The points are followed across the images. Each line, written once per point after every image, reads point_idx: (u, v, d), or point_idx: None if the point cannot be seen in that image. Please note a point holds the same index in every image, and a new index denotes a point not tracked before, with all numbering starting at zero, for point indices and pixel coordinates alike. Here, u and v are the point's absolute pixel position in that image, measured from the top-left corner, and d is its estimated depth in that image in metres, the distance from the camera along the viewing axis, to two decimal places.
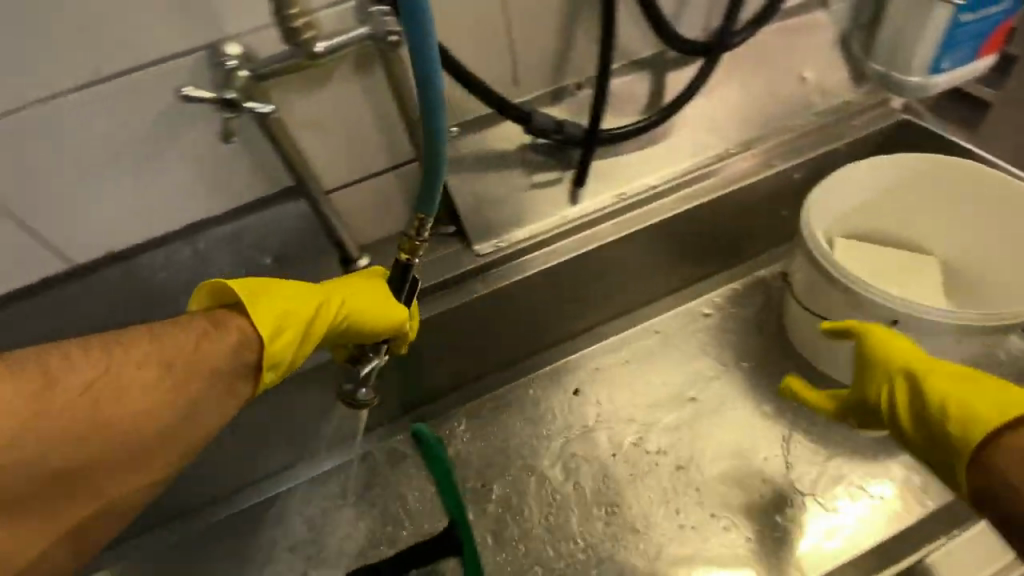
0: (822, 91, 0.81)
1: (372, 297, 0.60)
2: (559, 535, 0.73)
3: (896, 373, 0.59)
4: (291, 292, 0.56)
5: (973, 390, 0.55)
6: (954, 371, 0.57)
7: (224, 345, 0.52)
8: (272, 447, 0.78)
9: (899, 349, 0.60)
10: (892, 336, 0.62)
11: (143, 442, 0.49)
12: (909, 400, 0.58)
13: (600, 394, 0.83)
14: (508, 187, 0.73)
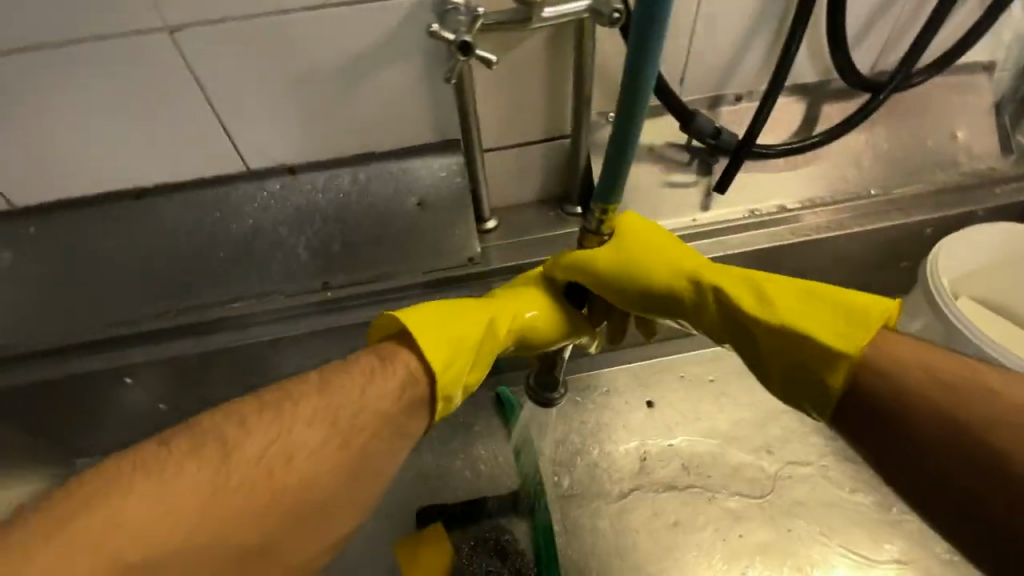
0: (972, 154, 0.79)
1: (549, 314, 0.60)
2: (619, 523, 0.76)
3: (630, 288, 0.57)
4: (458, 316, 0.55)
5: (791, 313, 0.49)
6: (751, 284, 0.53)
7: (389, 388, 0.51)
8: None
9: (628, 256, 0.57)
10: (609, 248, 0.58)
11: (318, 504, 0.47)
12: (659, 308, 0.58)
13: (682, 403, 0.84)
14: (646, 180, 0.77)
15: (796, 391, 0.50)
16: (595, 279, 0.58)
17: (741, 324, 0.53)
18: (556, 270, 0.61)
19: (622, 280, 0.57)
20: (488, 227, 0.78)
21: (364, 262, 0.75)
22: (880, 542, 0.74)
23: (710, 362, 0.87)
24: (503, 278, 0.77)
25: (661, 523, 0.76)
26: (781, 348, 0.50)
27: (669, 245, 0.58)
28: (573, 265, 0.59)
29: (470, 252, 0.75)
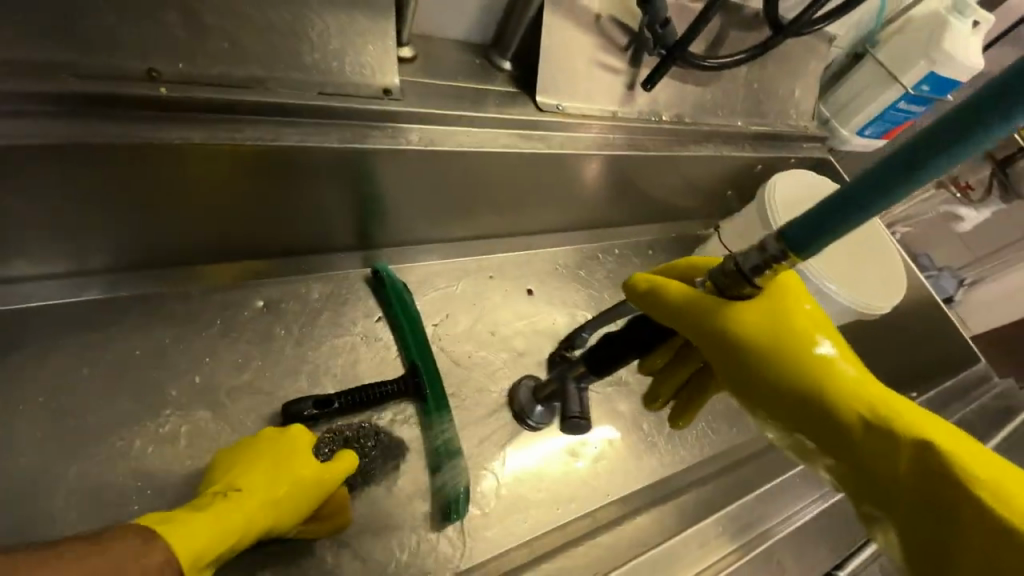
0: (800, 111, 0.98)
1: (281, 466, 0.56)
2: (481, 404, 0.75)
3: (758, 365, 0.44)
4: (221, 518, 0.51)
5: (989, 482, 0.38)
6: (930, 423, 0.42)
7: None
8: (187, 223, 0.59)
9: (774, 330, 0.45)
10: (754, 306, 0.45)
11: None
12: (784, 406, 0.45)
13: (556, 293, 0.88)
14: (583, 52, 0.69)
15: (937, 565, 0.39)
16: (722, 335, 0.44)
17: (892, 459, 0.41)
18: (658, 305, 0.47)
19: (752, 349, 0.44)
20: (405, 55, 0.62)
21: (224, 53, 0.50)
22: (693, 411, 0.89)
23: (580, 255, 0.93)
24: (420, 127, 0.61)
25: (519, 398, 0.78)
26: (970, 526, 0.37)
27: (830, 343, 0.45)
28: (698, 310, 0.45)
29: (386, 83, 0.57)
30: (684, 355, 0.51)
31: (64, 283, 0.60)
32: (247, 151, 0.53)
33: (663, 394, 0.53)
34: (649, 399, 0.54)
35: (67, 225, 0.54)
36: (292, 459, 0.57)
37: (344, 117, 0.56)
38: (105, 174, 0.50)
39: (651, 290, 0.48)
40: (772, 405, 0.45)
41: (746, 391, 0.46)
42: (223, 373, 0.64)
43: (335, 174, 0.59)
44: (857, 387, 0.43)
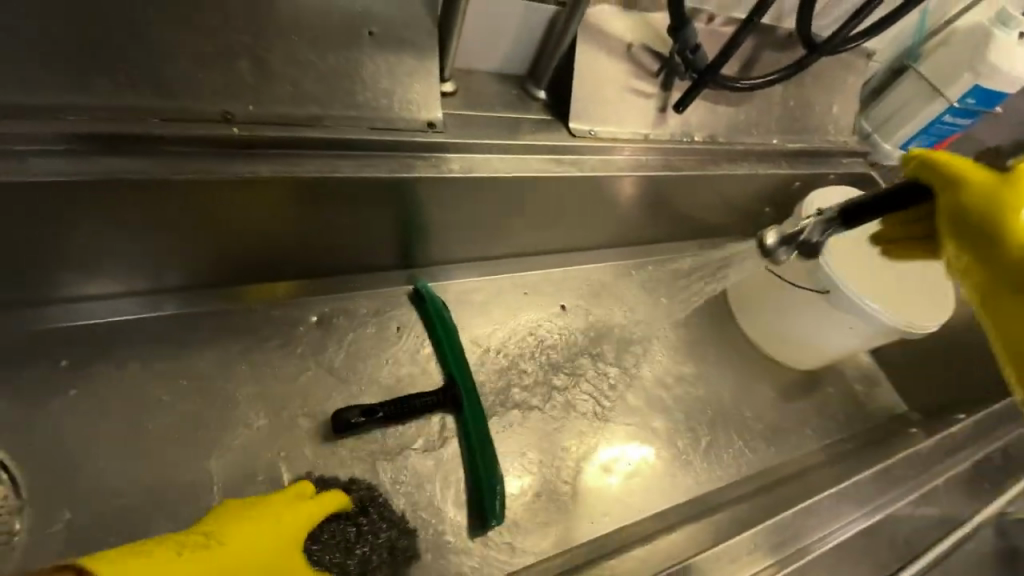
0: (839, 126, 0.97)
1: (272, 532, 0.55)
2: (517, 418, 0.78)
3: (998, 235, 0.45)
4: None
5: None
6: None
7: None
8: (249, 246, 0.65)
9: (1010, 206, 0.46)
10: (997, 184, 0.47)
11: None
12: (987, 266, 0.46)
13: (590, 309, 0.90)
14: (615, 80, 0.72)
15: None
16: (972, 209, 0.47)
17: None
18: (941, 173, 0.50)
19: (983, 223, 0.46)
20: (447, 89, 0.66)
21: (288, 96, 0.55)
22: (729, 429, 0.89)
23: (614, 273, 0.95)
24: (460, 155, 0.65)
25: (554, 412, 0.80)
26: None
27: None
28: (962, 186, 0.48)
29: (430, 117, 0.62)
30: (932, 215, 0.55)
31: (144, 302, 0.67)
32: (305, 183, 0.58)
33: (886, 233, 0.56)
34: (876, 233, 0.57)
35: (145, 249, 0.61)
36: (282, 544, 0.55)
37: (392, 149, 0.61)
38: (182, 205, 0.57)
39: (929, 161, 0.50)
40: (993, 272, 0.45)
41: (972, 246, 0.47)
42: (280, 384, 0.69)
43: (382, 200, 0.64)
44: None
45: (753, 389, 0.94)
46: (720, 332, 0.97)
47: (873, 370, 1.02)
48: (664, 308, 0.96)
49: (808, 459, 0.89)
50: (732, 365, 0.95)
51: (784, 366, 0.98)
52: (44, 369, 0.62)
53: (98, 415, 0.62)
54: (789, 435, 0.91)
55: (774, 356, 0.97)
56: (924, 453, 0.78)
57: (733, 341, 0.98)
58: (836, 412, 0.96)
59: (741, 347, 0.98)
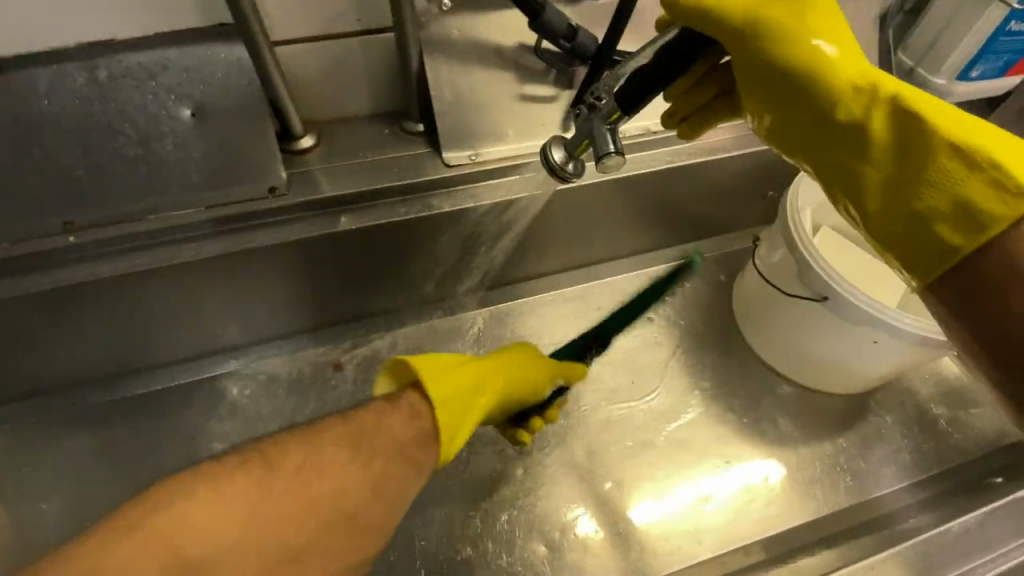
0: None
1: (518, 360, 0.65)
2: (461, 481, 0.68)
3: (795, 82, 0.42)
4: (463, 366, 0.58)
5: (1004, 155, 0.38)
6: (949, 114, 0.40)
7: (396, 424, 0.52)
8: (153, 335, 0.67)
9: (794, 38, 0.41)
10: (778, 8, 0.42)
11: (391, 466, 0.50)
12: (804, 119, 0.43)
13: (546, 346, 0.77)
14: (494, 89, 0.63)
15: (959, 237, 0.38)
16: (764, 61, 0.42)
17: (908, 145, 0.40)
18: (695, 16, 0.42)
19: (792, 79, 0.42)
20: (304, 145, 0.63)
21: (118, 194, 0.56)
22: (742, 474, 0.71)
23: (577, 300, 0.81)
24: (318, 214, 0.62)
25: (504, 470, 0.69)
26: (902, 147, 0.40)
27: (844, 47, 0.42)
28: (739, 30, 0.41)
29: (273, 181, 0.59)
30: (708, 76, 0.50)
31: (63, 395, 0.69)
32: (156, 273, 0.59)
33: (676, 111, 0.53)
34: (665, 119, 0.54)
35: (49, 346, 0.63)
36: (532, 370, 0.65)
37: (238, 225, 0.60)
38: (60, 307, 0.59)
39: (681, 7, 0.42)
40: (809, 123, 0.43)
41: (770, 94, 0.44)
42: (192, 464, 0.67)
43: (270, 270, 0.64)
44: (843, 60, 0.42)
45: (762, 426, 0.74)
46: (720, 354, 0.79)
47: (950, 385, 0.76)
48: (646, 330, 0.80)
49: (848, 517, 0.67)
50: (738, 393, 0.76)
51: (819, 390, 0.76)
52: None
53: (12, 514, 0.63)
54: (818, 486, 0.70)
55: (809, 383, 0.75)
56: (973, 528, 0.57)
57: (745, 362, 0.79)
58: (894, 449, 0.73)
59: (755, 369, 0.78)
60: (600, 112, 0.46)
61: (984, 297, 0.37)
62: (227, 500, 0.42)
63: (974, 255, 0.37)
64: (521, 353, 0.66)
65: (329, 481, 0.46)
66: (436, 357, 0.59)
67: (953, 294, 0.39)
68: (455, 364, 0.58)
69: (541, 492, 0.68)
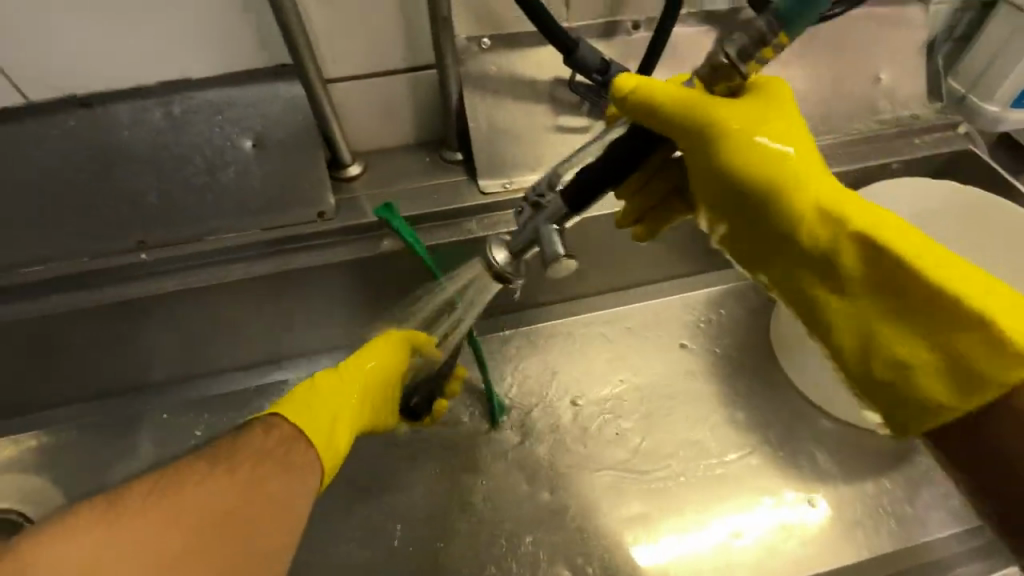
0: (895, 99, 0.72)
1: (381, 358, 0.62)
2: (488, 500, 0.70)
3: (763, 208, 0.42)
4: (313, 390, 0.57)
5: (987, 298, 0.36)
6: (924, 247, 0.38)
7: (255, 441, 0.51)
8: (207, 345, 0.72)
9: (758, 160, 0.42)
10: (736, 115, 0.42)
11: (268, 467, 0.49)
12: (768, 238, 0.43)
13: (575, 370, 0.78)
14: (529, 121, 0.66)
15: (952, 387, 0.37)
16: (726, 176, 0.42)
17: (878, 284, 0.39)
18: (652, 121, 0.42)
19: (755, 195, 0.42)
20: (351, 172, 0.67)
21: (183, 217, 0.62)
22: (774, 509, 0.69)
23: (608, 325, 0.81)
24: (362, 237, 0.66)
25: (530, 491, 0.70)
26: (879, 280, 0.39)
27: (808, 166, 0.42)
28: (699, 141, 0.41)
29: (322, 206, 0.64)
30: (660, 173, 0.50)
31: (130, 396, 0.76)
32: (212, 289, 0.64)
33: (629, 216, 0.52)
34: (620, 219, 0.53)
35: (120, 351, 0.70)
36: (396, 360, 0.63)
37: (288, 248, 0.64)
38: (128, 318, 0.65)
39: (637, 109, 0.42)
40: (776, 248, 0.43)
41: (740, 218, 0.44)
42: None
43: (316, 290, 0.68)
44: (801, 169, 0.41)
45: (799, 461, 0.72)
46: (755, 384, 0.77)
47: None
48: (677, 357, 0.79)
49: (892, 563, 0.64)
50: (773, 425, 0.74)
51: (862, 426, 0.73)
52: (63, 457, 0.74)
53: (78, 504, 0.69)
54: (859, 528, 0.67)
55: (851, 419, 0.73)
56: None
57: (781, 393, 0.77)
58: (941, 493, 0.69)
59: (792, 401, 0.76)
60: (545, 208, 0.45)
61: (985, 460, 0.37)
62: (80, 536, 0.39)
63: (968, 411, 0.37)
64: (380, 349, 0.63)
65: (199, 494, 0.44)
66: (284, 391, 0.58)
67: (952, 446, 0.39)
68: (307, 391, 0.57)
69: (566, 516, 0.68)
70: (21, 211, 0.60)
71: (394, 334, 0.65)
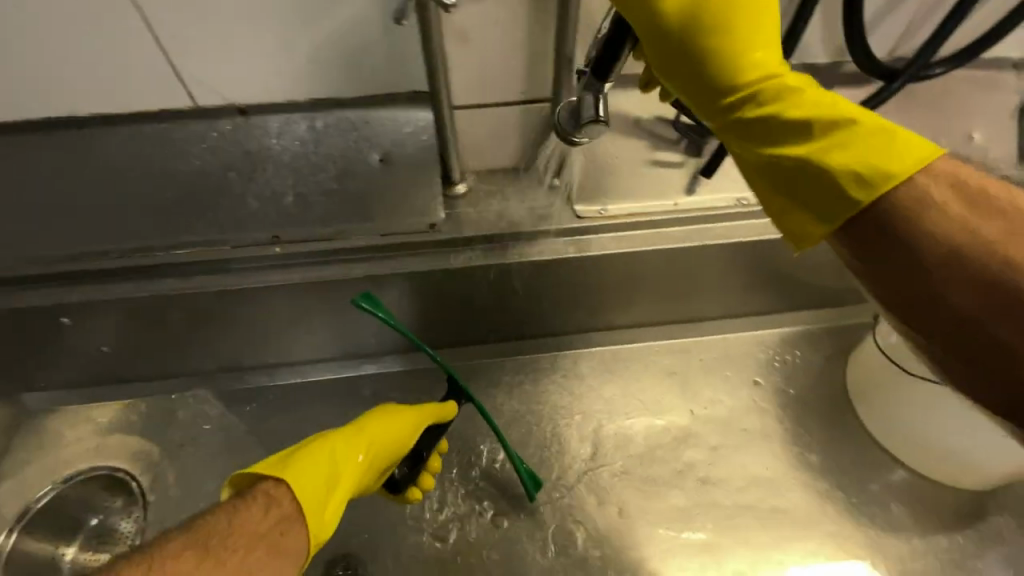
0: (988, 158, 0.74)
1: (375, 432, 0.68)
2: (558, 512, 0.72)
3: (700, 66, 0.48)
4: (309, 460, 0.63)
5: (857, 136, 0.44)
6: (823, 100, 0.46)
7: (250, 517, 0.57)
8: (313, 334, 0.79)
9: (704, 24, 0.47)
10: None
11: (253, 554, 0.55)
12: (702, 104, 0.50)
13: (647, 396, 0.80)
14: (629, 154, 0.71)
15: (815, 216, 0.46)
16: (678, 52, 0.48)
17: (779, 133, 0.47)
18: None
19: (697, 65, 0.48)
20: (458, 190, 0.73)
21: (313, 218, 0.69)
22: (842, 554, 0.69)
23: (681, 354, 0.83)
24: (466, 249, 0.72)
25: (600, 507, 0.72)
26: (785, 129, 0.47)
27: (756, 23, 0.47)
28: (656, 23, 0.47)
29: (432, 219, 0.70)
30: None
31: (239, 373, 0.84)
32: (332, 285, 0.71)
33: (650, 78, 0.56)
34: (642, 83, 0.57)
35: (238, 332, 0.78)
36: (390, 435, 0.68)
37: (401, 250, 0.71)
38: (253, 303, 0.73)
39: None
40: (708, 107, 0.50)
41: (679, 83, 0.50)
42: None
43: (421, 293, 0.74)
44: (742, 42, 0.47)
45: (870, 509, 0.72)
46: (827, 428, 0.78)
47: None
48: (748, 392, 0.81)
49: None
50: (844, 471, 0.75)
51: (936, 479, 0.73)
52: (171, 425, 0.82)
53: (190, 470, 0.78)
54: None
55: (925, 470, 0.73)
56: None
57: (852, 439, 0.77)
58: (1015, 557, 0.69)
59: (864, 448, 0.76)
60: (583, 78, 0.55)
61: (880, 267, 0.43)
62: None
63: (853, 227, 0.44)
64: (376, 422, 0.69)
65: None
66: (284, 453, 0.65)
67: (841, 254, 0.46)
68: (304, 459, 0.63)
69: (634, 536, 0.71)
70: (177, 203, 0.68)
71: (391, 407, 0.71)
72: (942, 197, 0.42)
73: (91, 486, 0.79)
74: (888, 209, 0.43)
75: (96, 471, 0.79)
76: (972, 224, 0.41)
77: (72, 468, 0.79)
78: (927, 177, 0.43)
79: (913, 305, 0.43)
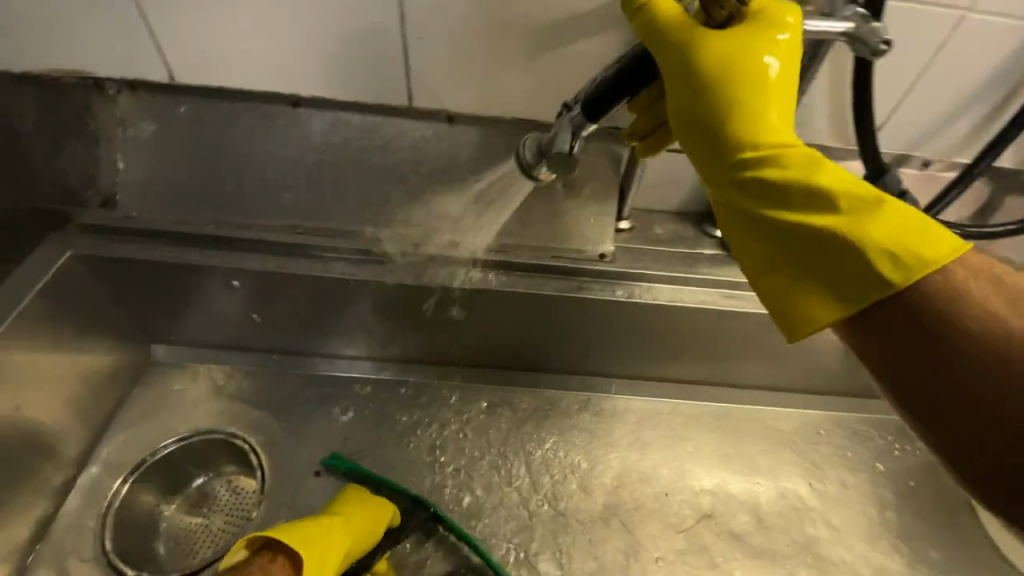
0: None
1: (364, 518, 0.68)
2: (674, 562, 0.71)
3: (716, 124, 0.46)
4: (302, 538, 0.64)
5: (882, 215, 0.40)
6: (844, 175, 0.43)
7: None
8: (448, 338, 0.80)
9: (732, 80, 0.45)
10: (725, 45, 0.46)
11: None
12: (712, 163, 0.48)
13: (762, 458, 0.80)
14: None
15: (824, 294, 0.41)
16: (697, 103, 0.47)
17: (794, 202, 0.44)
18: (656, 43, 0.47)
19: (714, 120, 0.47)
20: (622, 227, 0.77)
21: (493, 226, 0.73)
22: None
23: (800, 424, 0.83)
24: (629, 283, 0.74)
25: (718, 565, 0.71)
26: (800, 198, 0.43)
27: (780, 90, 0.46)
28: (680, 72, 0.46)
29: (602, 249, 0.74)
30: None
31: (359, 362, 0.84)
32: (495, 295, 0.73)
33: (637, 129, 0.54)
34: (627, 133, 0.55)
35: (379, 324, 0.78)
36: (372, 528, 0.68)
37: (568, 274, 0.73)
38: (411, 298, 0.74)
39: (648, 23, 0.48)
40: (718, 167, 0.47)
41: (694, 137, 0.48)
42: (447, 464, 0.77)
43: (572, 319, 0.76)
44: (758, 103, 0.46)
45: None
46: (944, 526, 0.76)
47: None
48: (866, 475, 0.80)
49: None
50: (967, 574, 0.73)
51: None
52: (287, 402, 0.81)
53: (305, 452, 0.77)
54: None
55: None
56: None
57: (974, 542, 0.75)
58: None
59: (986, 554, 0.74)
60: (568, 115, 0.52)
61: (892, 353, 0.39)
62: None
63: (866, 310, 0.40)
64: (361, 508, 0.70)
65: None
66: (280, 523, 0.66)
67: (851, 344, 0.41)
68: (299, 537, 0.64)
69: None
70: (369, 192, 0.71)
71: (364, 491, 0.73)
72: (979, 290, 0.38)
73: (202, 450, 0.77)
74: (919, 296, 0.38)
75: (210, 436, 0.77)
76: (1006, 318, 0.36)
77: (190, 428, 0.78)
78: (963, 268, 0.38)
79: (933, 400, 0.38)
